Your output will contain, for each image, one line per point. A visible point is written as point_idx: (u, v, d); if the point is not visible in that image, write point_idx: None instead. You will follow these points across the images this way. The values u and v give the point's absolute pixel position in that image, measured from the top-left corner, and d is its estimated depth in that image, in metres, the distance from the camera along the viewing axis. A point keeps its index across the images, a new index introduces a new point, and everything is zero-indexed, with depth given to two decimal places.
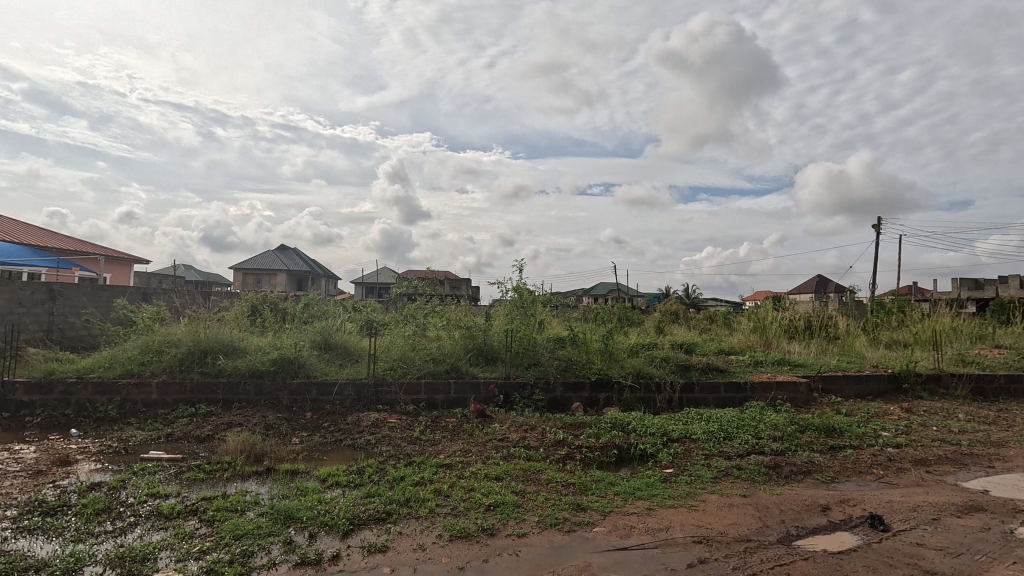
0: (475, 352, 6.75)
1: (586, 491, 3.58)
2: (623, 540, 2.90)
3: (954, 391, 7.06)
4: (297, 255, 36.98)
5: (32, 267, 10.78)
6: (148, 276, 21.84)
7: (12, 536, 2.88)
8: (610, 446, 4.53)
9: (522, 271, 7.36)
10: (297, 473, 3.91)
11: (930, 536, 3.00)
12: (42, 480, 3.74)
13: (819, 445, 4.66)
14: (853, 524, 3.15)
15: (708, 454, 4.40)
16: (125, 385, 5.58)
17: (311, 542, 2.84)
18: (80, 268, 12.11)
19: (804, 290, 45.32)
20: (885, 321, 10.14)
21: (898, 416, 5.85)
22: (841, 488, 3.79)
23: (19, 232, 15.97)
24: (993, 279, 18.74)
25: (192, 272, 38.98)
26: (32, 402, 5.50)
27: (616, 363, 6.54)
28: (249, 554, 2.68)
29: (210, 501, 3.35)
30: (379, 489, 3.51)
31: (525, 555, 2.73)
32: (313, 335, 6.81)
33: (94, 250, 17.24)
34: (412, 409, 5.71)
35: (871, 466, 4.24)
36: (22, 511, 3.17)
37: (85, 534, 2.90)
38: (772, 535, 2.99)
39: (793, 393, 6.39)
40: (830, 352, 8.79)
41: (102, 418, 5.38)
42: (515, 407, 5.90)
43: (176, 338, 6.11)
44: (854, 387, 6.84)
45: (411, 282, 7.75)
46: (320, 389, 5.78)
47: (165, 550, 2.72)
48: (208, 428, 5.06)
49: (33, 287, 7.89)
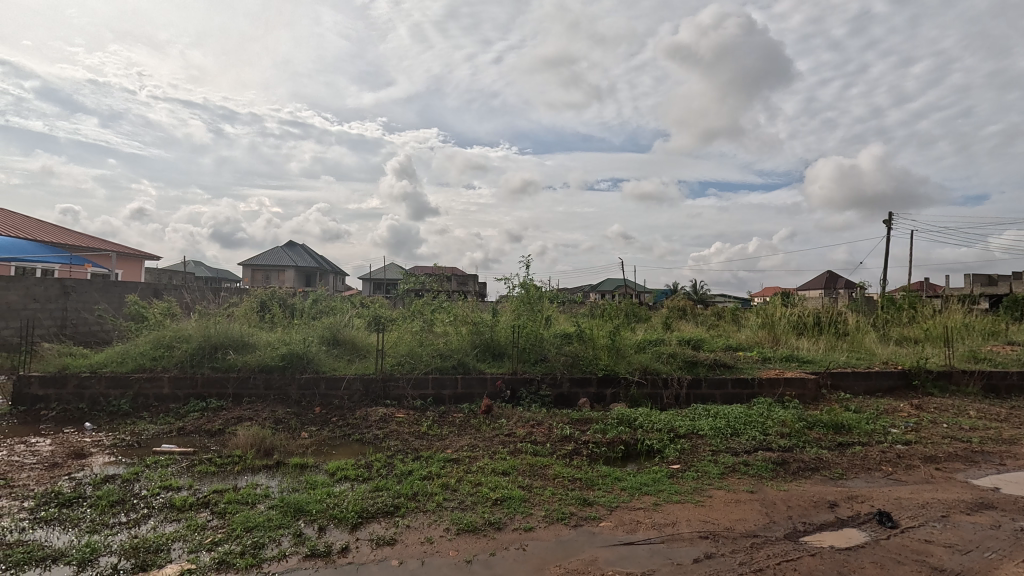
0: (482, 348, 6.77)
1: (592, 486, 3.59)
2: (629, 535, 2.92)
3: (965, 388, 7.00)
4: (307, 252, 37.29)
5: (45, 264, 10.88)
6: (159, 272, 22.11)
7: (29, 527, 2.95)
8: (616, 442, 4.53)
9: (529, 267, 7.35)
10: (306, 466, 3.95)
11: (938, 533, 2.98)
12: (58, 472, 3.82)
13: (828, 442, 4.64)
14: (861, 520, 3.14)
15: (715, 450, 4.40)
16: (138, 379, 5.67)
17: (321, 534, 2.89)
18: (93, 266, 12.24)
19: (814, 286, 44.90)
20: (896, 317, 10.04)
21: (908, 413, 5.81)
22: (849, 485, 3.77)
23: (34, 229, 16.32)
24: (1008, 276, 18.55)
25: (203, 268, 39.61)
26: (47, 396, 5.61)
27: (623, 359, 6.59)
28: (259, 546, 2.72)
29: (222, 493, 3.40)
30: (386, 483, 3.54)
31: (531, 550, 2.75)
32: (321, 330, 6.86)
33: (106, 247, 17.49)
34: (420, 405, 5.75)
35: (879, 463, 4.22)
36: (39, 502, 3.24)
37: (100, 525, 2.96)
38: (779, 531, 2.99)
39: (801, 390, 6.35)
40: (839, 348, 8.72)
41: (115, 412, 5.48)
42: (522, 402, 5.92)
43: (187, 334, 6.19)
44: (863, 383, 6.78)
45: (419, 278, 7.80)
46: (329, 384, 5.83)
47: (178, 541, 2.78)
48: (218, 422, 5.13)
49: (47, 283, 7.99)
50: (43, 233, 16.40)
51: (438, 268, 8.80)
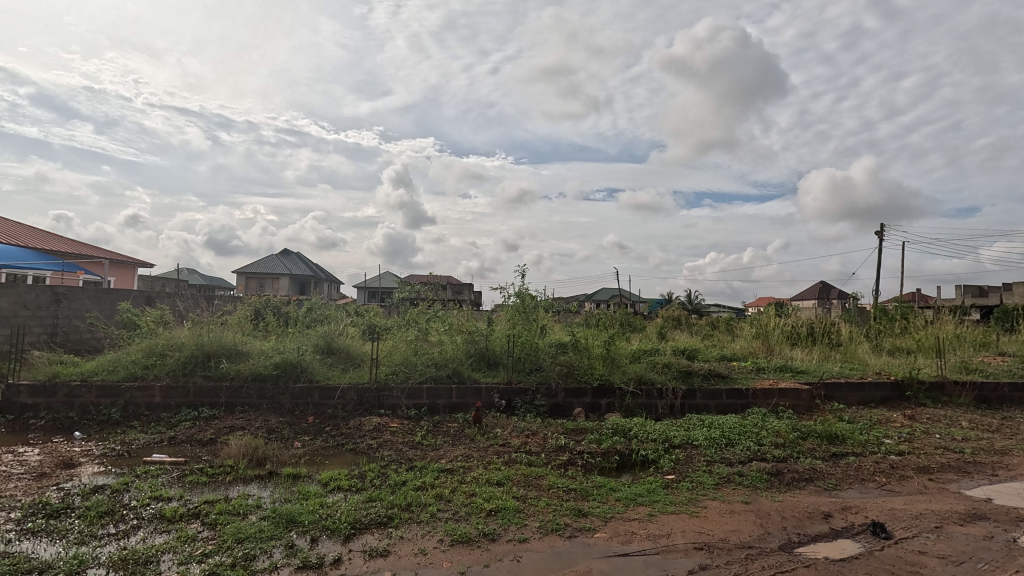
0: (477, 357, 6.75)
1: (587, 497, 3.58)
2: (624, 546, 2.91)
3: (957, 399, 7.03)
4: (302, 260, 37.24)
5: (36, 271, 10.84)
6: (152, 278, 21.93)
7: (16, 538, 2.90)
8: (611, 452, 4.54)
9: (525, 276, 7.36)
10: (298, 477, 3.92)
11: (932, 544, 2.99)
12: (46, 482, 3.77)
13: (821, 452, 4.65)
14: (855, 531, 3.14)
15: (710, 460, 4.40)
16: (129, 388, 5.61)
17: (314, 545, 2.85)
18: (86, 273, 12.20)
19: (808, 296, 45.25)
20: (888, 328, 10.12)
21: (901, 424, 5.83)
22: (843, 496, 3.78)
23: (27, 235, 16.24)
24: (998, 287, 18.86)
25: (197, 275, 39.43)
26: (36, 405, 5.54)
27: (618, 368, 6.59)
28: (251, 558, 2.69)
29: (212, 504, 3.36)
30: (380, 493, 3.52)
31: (526, 561, 2.73)
32: (316, 338, 6.83)
33: (100, 254, 17.42)
34: (414, 414, 5.72)
35: (873, 473, 4.23)
36: (26, 512, 3.19)
37: (88, 537, 2.92)
38: (773, 542, 2.99)
39: (795, 400, 6.34)
40: (833, 358, 8.77)
41: (105, 421, 5.42)
42: (517, 412, 5.89)
43: (179, 342, 6.14)
44: (856, 394, 6.81)
45: (414, 287, 7.84)
46: (322, 394, 5.79)
47: (167, 553, 2.74)
48: (210, 431, 5.07)
49: (38, 290, 7.94)
50: (36, 239, 16.31)
51: (433, 277, 8.82)
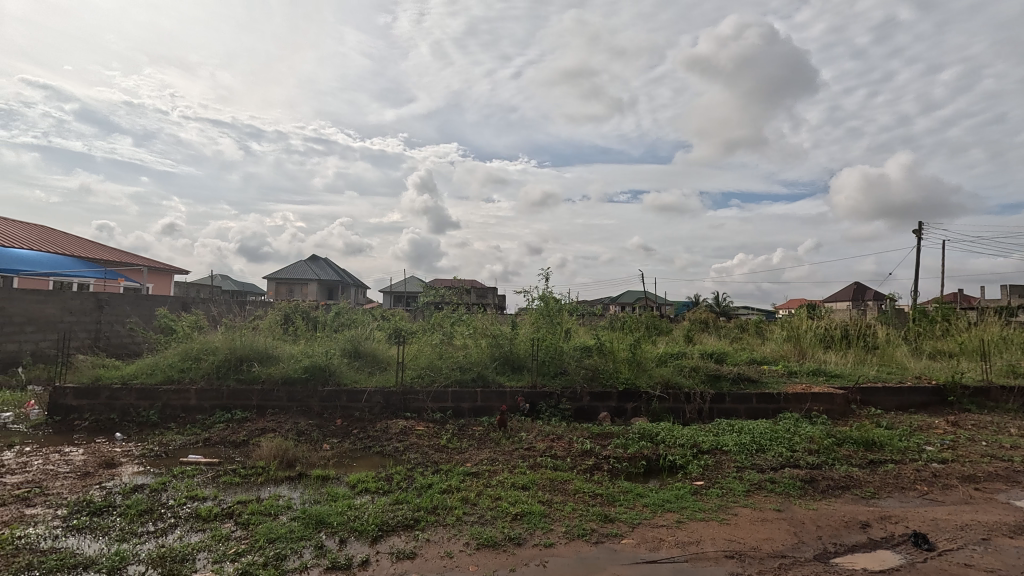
0: (501, 361, 6.76)
1: (614, 502, 3.53)
2: (652, 553, 2.86)
3: (1004, 404, 6.70)
4: (330, 265, 38.01)
5: (80, 279, 11.33)
6: (186, 285, 22.64)
7: (63, 534, 3.04)
8: (638, 456, 4.48)
9: (549, 280, 7.34)
10: (328, 478, 3.99)
11: (980, 557, 2.85)
12: (90, 481, 3.94)
13: (858, 459, 4.49)
14: (895, 542, 3.02)
15: (740, 466, 4.29)
16: (166, 391, 5.81)
17: (342, 546, 2.90)
18: (126, 280, 12.68)
19: (841, 297, 43.89)
20: (928, 330, 9.73)
21: (944, 430, 5.59)
22: (882, 505, 3.64)
23: (72, 244, 16.99)
24: None
25: (229, 281, 40.58)
26: (80, 406, 5.78)
27: (644, 372, 6.52)
28: (282, 557, 2.75)
29: (245, 505, 3.45)
30: (407, 496, 3.55)
31: (551, 566, 2.72)
32: (343, 343, 6.94)
33: (139, 262, 18.08)
34: (439, 417, 5.76)
35: (914, 481, 4.06)
36: (71, 510, 3.34)
37: (129, 534, 3.03)
38: (808, 552, 2.90)
39: (829, 405, 6.16)
40: (869, 362, 8.48)
41: (144, 422, 5.63)
42: (542, 416, 5.87)
43: (214, 346, 6.34)
44: (895, 399, 6.56)
45: (439, 291, 7.90)
46: (350, 397, 5.89)
47: (203, 551, 2.82)
48: (243, 433, 5.22)
49: (83, 297, 8.30)
50: (79, 248, 17.06)
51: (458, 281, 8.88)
